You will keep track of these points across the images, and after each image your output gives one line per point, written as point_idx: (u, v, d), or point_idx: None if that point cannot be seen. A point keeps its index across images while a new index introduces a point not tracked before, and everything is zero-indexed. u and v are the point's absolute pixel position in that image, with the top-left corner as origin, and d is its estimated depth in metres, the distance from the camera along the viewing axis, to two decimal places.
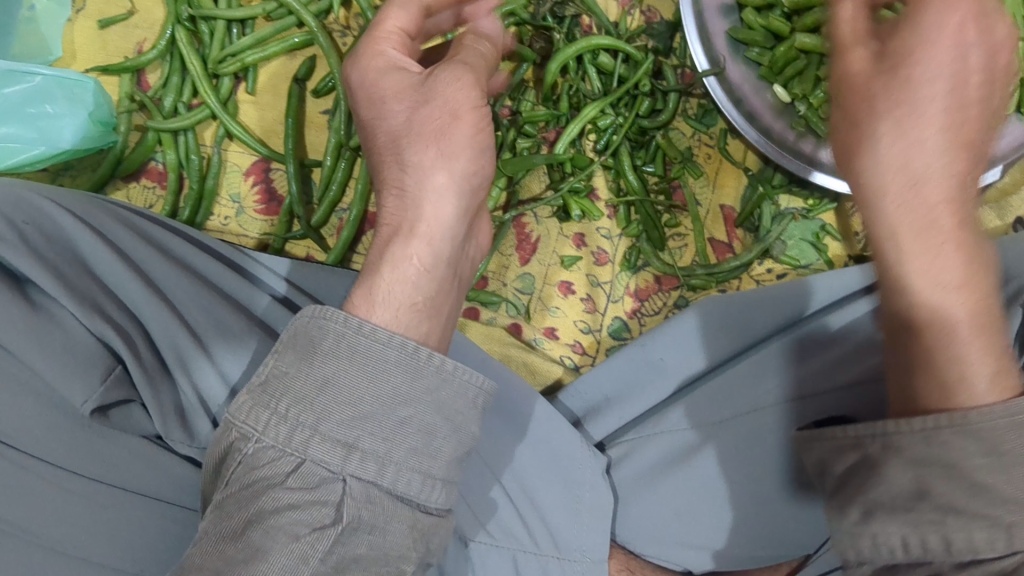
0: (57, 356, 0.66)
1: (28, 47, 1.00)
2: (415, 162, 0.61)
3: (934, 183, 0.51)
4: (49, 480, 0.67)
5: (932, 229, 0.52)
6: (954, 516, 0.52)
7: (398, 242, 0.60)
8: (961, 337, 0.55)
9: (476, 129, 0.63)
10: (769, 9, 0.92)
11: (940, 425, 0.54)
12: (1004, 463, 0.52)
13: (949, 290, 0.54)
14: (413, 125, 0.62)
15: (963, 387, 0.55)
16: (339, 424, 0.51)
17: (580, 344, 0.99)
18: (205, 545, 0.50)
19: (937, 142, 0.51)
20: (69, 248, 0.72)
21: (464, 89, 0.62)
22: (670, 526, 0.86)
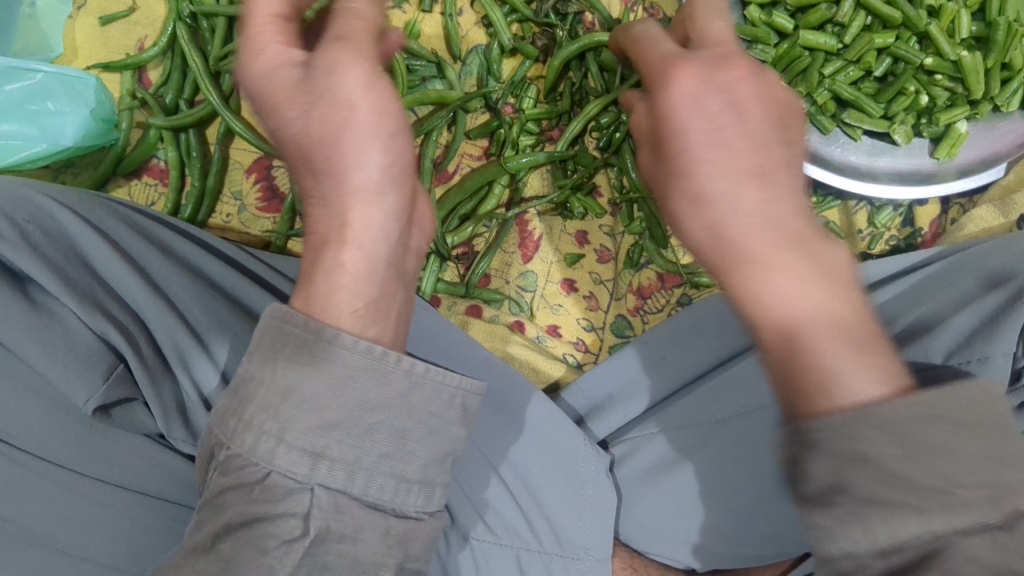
0: (58, 355, 0.66)
1: (30, 44, 1.00)
2: (325, 170, 0.54)
3: (744, 220, 0.53)
4: (48, 478, 0.66)
5: (741, 241, 0.53)
6: (875, 507, 0.45)
7: (328, 250, 0.54)
8: (827, 336, 0.51)
9: (379, 111, 0.53)
10: (773, 6, 0.91)
11: (841, 414, 0.47)
12: (914, 452, 0.45)
13: (804, 308, 0.51)
14: (310, 128, 0.54)
15: (826, 391, 0.49)
16: (305, 433, 0.49)
17: (583, 342, 0.99)
18: (178, 558, 0.50)
19: (721, 188, 0.53)
20: (70, 245, 0.72)
21: (353, 72, 0.52)
22: (673, 524, 0.86)
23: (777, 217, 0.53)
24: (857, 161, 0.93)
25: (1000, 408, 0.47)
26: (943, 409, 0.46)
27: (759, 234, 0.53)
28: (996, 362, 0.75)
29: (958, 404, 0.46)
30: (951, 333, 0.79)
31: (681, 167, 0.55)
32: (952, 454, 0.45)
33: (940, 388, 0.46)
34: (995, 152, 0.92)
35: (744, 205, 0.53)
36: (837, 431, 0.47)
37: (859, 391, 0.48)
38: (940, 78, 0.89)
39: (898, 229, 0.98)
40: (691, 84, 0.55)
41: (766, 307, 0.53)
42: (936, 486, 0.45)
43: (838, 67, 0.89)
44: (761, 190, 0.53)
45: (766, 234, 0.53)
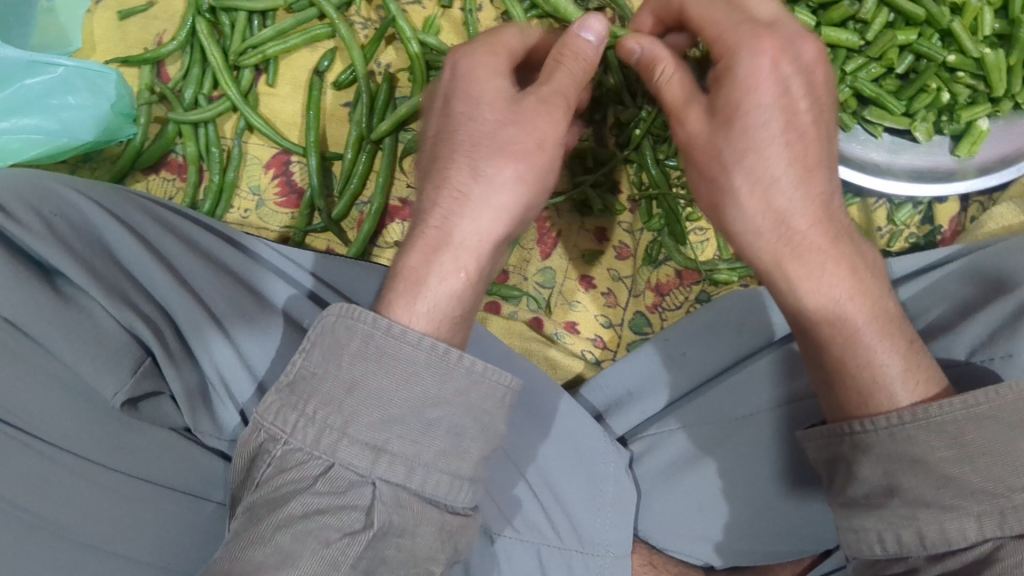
0: (86, 348, 0.66)
1: (48, 37, 1.00)
2: (470, 172, 0.59)
3: (800, 214, 0.59)
4: (76, 472, 0.66)
5: (794, 239, 0.59)
6: (924, 509, 0.53)
7: (441, 253, 0.58)
8: (869, 338, 0.59)
9: (548, 139, 0.60)
10: (797, 2, 0.92)
11: (904, 421, 0.54)
12: (968, 455, 0.52)
13: (846, 305, 0.59)
14: (492, 134, 0.59)
15: (883, 389, 0.57)
16: (368, 427, 0.52)
17: (601, 338, 0.99)
18: (233, 551, 0.50)
19: (789, 177, 0.58)
20: (96, 239, 0.71)
21: (557, 118, 0.60)
22: (692, 519, 0.86)
23: (814, 215, 0.59)
24: (878, 158, 0.94)
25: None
26: (997, 408, 0.52)
27: (811, 232, 0.59)
28: (1020, 360, 0.75)
29: (1004, 405, 0.52)
30: (975, 330, 0.79)
31: (716, 154, 0.61)
32: (1006, 456, 0.52)
33: (985, 392, 0.52)
34: (1017, 149, 0.92)
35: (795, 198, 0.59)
36: (889, 434, 0.55)
37: (897, 388, 0.57)
38: (963, 75, 0.88)
39: (918, 227, 0.98)
40: (781, 65, 0.58)
41: (814, 295, 0.60)
42: (994, 488, 0.52)
43: (860, 64, 0.89)
44: (822, 186, 0.59)
45: (814, 229, 0.59)
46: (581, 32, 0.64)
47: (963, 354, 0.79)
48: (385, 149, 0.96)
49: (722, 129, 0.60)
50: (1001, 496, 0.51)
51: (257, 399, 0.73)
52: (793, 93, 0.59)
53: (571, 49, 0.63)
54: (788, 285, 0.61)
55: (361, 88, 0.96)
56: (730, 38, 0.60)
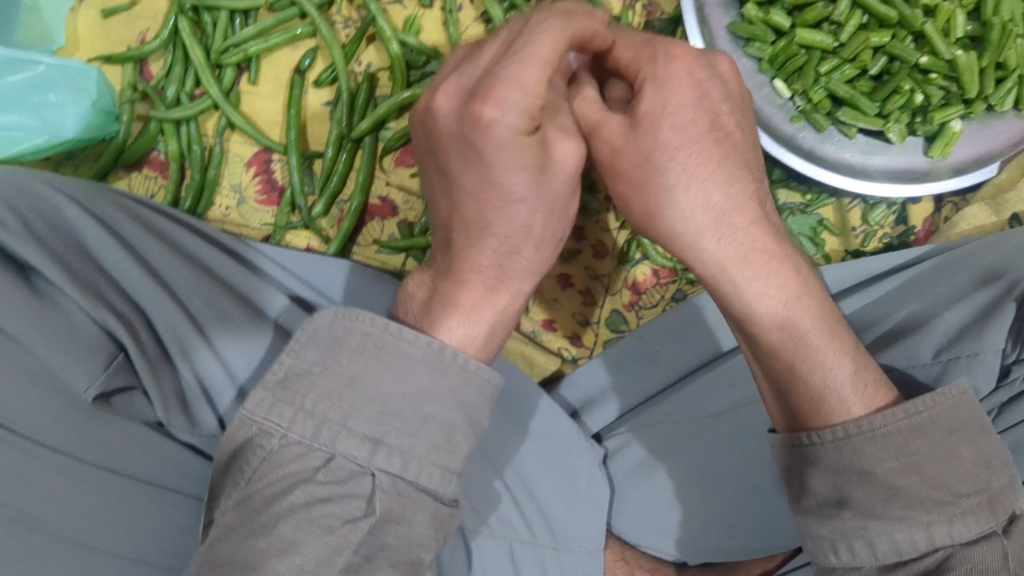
0: (60, 344, 0.67)
1: (31, 35, 1.01)
2: (521, 220, 0.59)
3: (737, 211, 0.59)
4: (51, 465, 0.67)
5: (731, 250, 0.59)
6: (875, 520, 0.56)
7: (473, 284, 0.60)
8: (810, 345, 0.60)
9: (576, 177, 0.60)
10: (771, 3, 0.92)
11: (850, 434, 0.57)
12: (914, 464, 0.55)
13: (790, 310, 0.60)
14: (519, 194, 0.57)
15: (832, 393, 0.60)
16: (366, 421, 0.52)
17: (577, 336, 1.01)
18: (234, 542, 0.50)
19: (714, 195, 0.58)
20: (72, 236, 0.72)
21: (573, 151, 0.58)
22: (660, 515, 0.87)
23: (736, 210, 0.59)
24: (852, 159, 0.94)
25: (977, 411, 0.57)
26: (932, 417, 0.56)
27: (746, 239, 0.59)
28: (987, 357, 0.77)
29: (941, 411, 0.56)
30: (940, 331, 0.81)
31: (649, 162, 0.58)
32: (949, 463, 0.55)
33: (923, 400, 0.56)
34: (989, 151, 0.93)
35: (705, 205, 0.58)
36: (841, 445, 0.57)
37: (848, 401, 0.59)
38: (935, 77, 0.89)
39: (892, 227, 0.99)
40: (699, 71, 0.59)
41: (748, 302, 0.60)
42: (940, 496, 0.55)
43: (834, 65, 0.90)
44: (742, 189, 0.59)
45: (733, 245, 0.59)
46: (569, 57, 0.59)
47: (930, 355, 0.80)
48: (365, 147, 0.97)
49: (638, 140, 0.58)
50: (949, 502, 0.55)
51: (236, 405, 0.74)
52: (707, 103, 0.59)
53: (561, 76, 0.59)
54: (732, 297, 0.61)
55: (341, 88, 0.97)
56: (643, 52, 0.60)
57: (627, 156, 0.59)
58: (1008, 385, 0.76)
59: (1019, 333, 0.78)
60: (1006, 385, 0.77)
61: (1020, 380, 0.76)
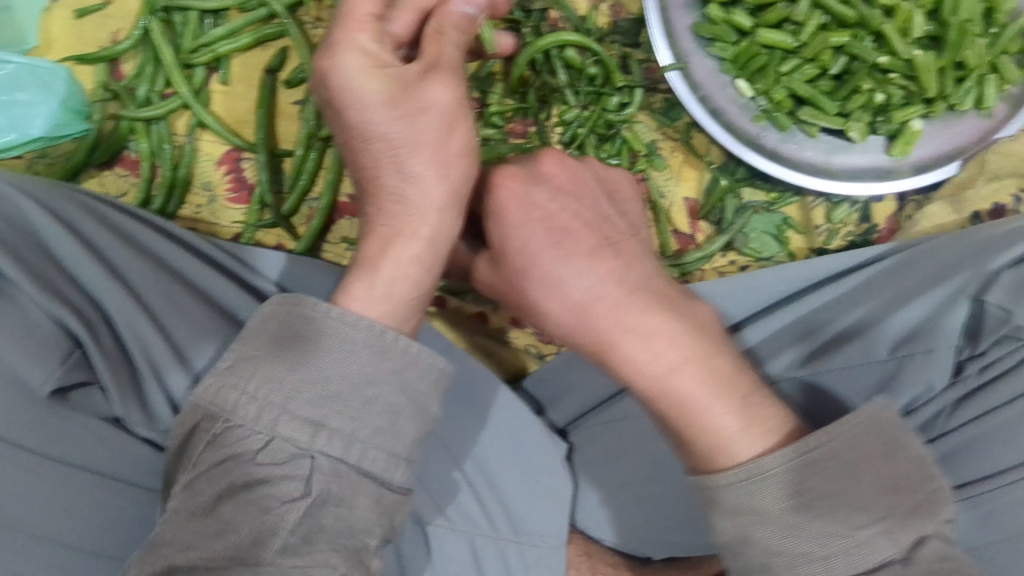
0: (16, 341, 0.68)
1: (5, 36, 1.02)
2: (402, 165, 0.61)
3: (597, 302, 0.62)
4: (7, 459, 0.67)
5: (590, 319, 0.62)
6: (777, 556, 0.55)
7: (378, 239, 0.63)
8: (699, 407, 0.60)
9: (459, 120, 0.62)
10: (733, 4, 0.93)
11: (738, 479, 0.57)
12: (808, 501, 0.55)
13: (665, 368, 0.61)
14: (405, 134, 0.60)
15: (724, 453, 0.59)
16: (308, 403, 0.54)
17: (545, 332, 1.00)
18: (176, 523, 0.53)
19: (574, 275, 0.63)
20: (32, 231, 0.73)
21: (445, 92, 0.62)
22: (622, 512, 0.88)
23: (597, 301, 0.62)
24: (814, 157, 0.95)
25: (889, 431, 0.57)
26: (834, 448, 0.56)
27: (608, 320, 0.62)
28: (939, 355, 0.78)
29: (840, 443, 0.56)
30: (897, 326, 0.81)
31: (525, 269, 0.65)
32: (847, 494, 0.55)
33: (817, 435, 0.56)
34: (950, 149, 0.93)
35: (568, 302, 0.63)
36: (739, 487, 0.56)
37: (739, 447, 0.58)
38: (894, 76, 0.91)
39: (855, 225, 1.00)
40: (519, 188, 0.66)
41: (642, 377, 0.62)
42: (838, 529, 0.54)
43: (795, 65, 0.92)
44: (611, 267, 0.63)
45: (604, 324, 0.62)
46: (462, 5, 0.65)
47: (886, 351, 0.80)
48: (334, 145, 0.98)
49: (518, 235, 0.65)
50: (847, 534, 0.54)
51: (190, 391, 0.74)
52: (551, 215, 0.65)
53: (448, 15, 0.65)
54: (624, 372, 0.62)
55: (310, 87, 0.97)
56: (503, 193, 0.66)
57: (518, 261, 0.65)
58: (962, 382, 0.78)
59: (974, 329, 0.80)
60: (959, 382, 0.78)
61: (972, 377, 0.78)
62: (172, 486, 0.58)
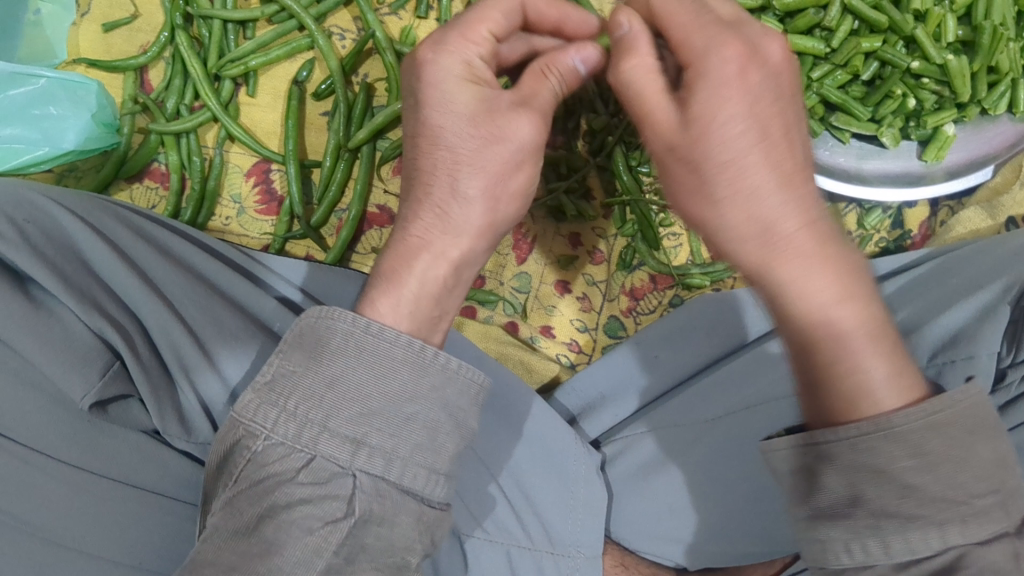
0: (57, 352, 0.67)
1: (34, 50, 1.02)
2: (476, 194, 0.60)
3: (785, 220, 0.54)
4: (46, 471, 0.68)
5: (770, 224, 0.54)
6: (889, 519, 0.53)
7: (421, 260, 0.60)
8: (852, 348, 0.55)
9: (534, 166, 0.62)
10: (763, 10, 0.92)
11: (865, 431, 0.54)
12: (930, 463, 0.53)
13: (839, 309, 0.55)
14: (478, 156, 0.59)
15: (867, 397, 0.55)
16: (348, 421, 0.53)
17: (576, 342, 1.01)
18: (217, 542, 0.51)
19: (767, 184, 0.54)
20: (70, 246, 0.73)
21: (530, 133, 0.60)
22: (661, 522, 0.87)
23: (784, 220, 0.54)
24: (846, 164, 0.95)
25: (989, 406, 0.55)
26: (952, 416, 0.53)
27: (794, 235, 0.54)
28: (981, 361, 0.77)
29: (960, 411, 0.53)
30: (936, 333, 0.80)
31: (728, 169, 0.54)
32: (966, 463, 0.53)
33: (941, 398, 0.53)
34: (984, 154, 0.93)
35: (774, 214, 0.54)
36: (852, 445, 0.54)
37: (883, 395, 0.55)
38: (927, 81, 0.90)
39: (888, 231, 0.99)
40: (741, 63, 0.53)
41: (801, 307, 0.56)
42: (955, 496, 0.52)
43: (825, 71, 0.91)
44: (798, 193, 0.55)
45: (800, 242, 0.54)
46: (573, 56, 0.63)
47: (925, 357, 0.80)
48: (363, 156, 0.98)
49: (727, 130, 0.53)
50: (962, 502, 0.52)
51: (230, 407, 0.75)
52: (762, 97, 0.54)
53: (559, 69, 0.63)
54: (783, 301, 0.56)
55: (338, 98, 0.97)
56: (698, 40, 0.54)
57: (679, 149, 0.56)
58: (1005, 389, 0.76)
59: (1013, 335, 0.77)
60: (1002, 389, 0.76)
61: (1016, 383, 0.75)
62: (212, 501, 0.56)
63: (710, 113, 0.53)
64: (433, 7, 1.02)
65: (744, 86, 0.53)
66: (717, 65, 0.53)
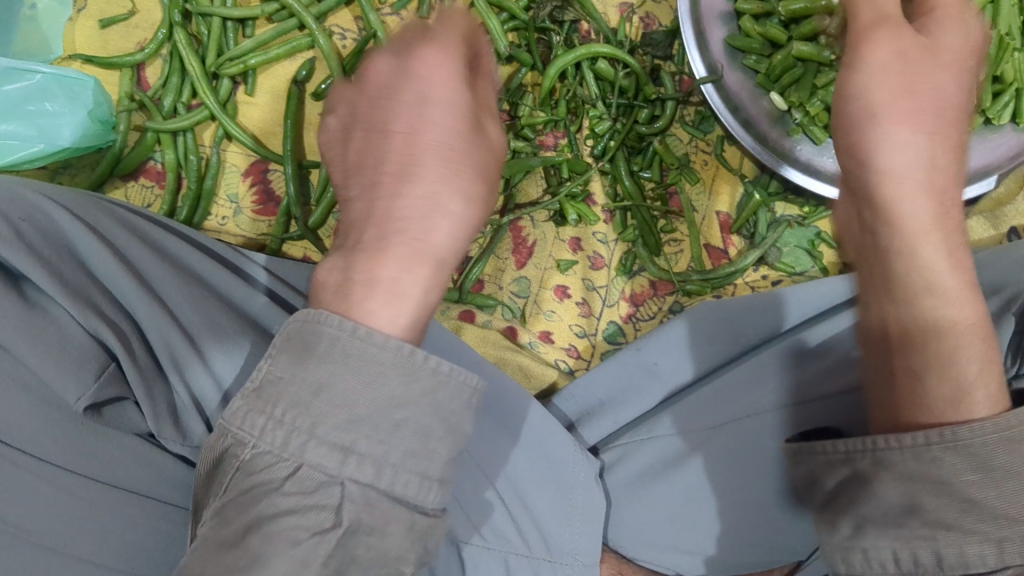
0: (50, 354, 0.66)
1: (29, 45, 1.01)
2: (405, 156, 0.55)
3: (911, 179, 0.58)
4: (36, 475, 0.67)
5: (932, 233, 0.59)
6: (944, 531, 0.56)
7: (388, 256, 0.54)
8: (965, 340, 0.61)
9: (457, 108, 0.56)
10: (766, 17, 0.92)
11: (930, 442, 0.57)
12: (995, 479, 0.55)
13: (964, 321, 0.61)
14: (400, 145, 0.56)
15: (964, 401, 0.59)
16: (334, 428, 0.51)
17: (575, 348, 1.00)
18: (202, 554, 0.50)
19: (935, 168, 0.58)
20: (66, 246, 0.72)
21: (445, 72, 0.56)
22: (665, 530, 0.84)
23: (940, 184, 0.59)
24: None
25: None
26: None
27: (914, 203, 0.58)
28: None
29: None
30: None
31: (875, 117, 0.58)
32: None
33: (1019, 417, 0.55)
34: (989, 164, 0.91)
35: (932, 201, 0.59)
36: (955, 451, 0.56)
37: (973, 401, 0.59)
38: None
39: None
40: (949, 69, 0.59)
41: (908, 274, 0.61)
42: (1018, 515, 0.54)
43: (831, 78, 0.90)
44: (937, 195, 0.59)
45: (935, 227, 0.59)
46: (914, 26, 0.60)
47: None
48: None
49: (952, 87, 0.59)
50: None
51: (222, 407, 0.74)
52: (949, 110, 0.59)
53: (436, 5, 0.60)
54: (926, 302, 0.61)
55: None
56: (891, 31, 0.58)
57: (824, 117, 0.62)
58: None
59: (1018, 347, 0.78)
60: None
61: None
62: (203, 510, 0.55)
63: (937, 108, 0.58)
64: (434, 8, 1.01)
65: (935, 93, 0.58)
66: (938, 75, 0.58)
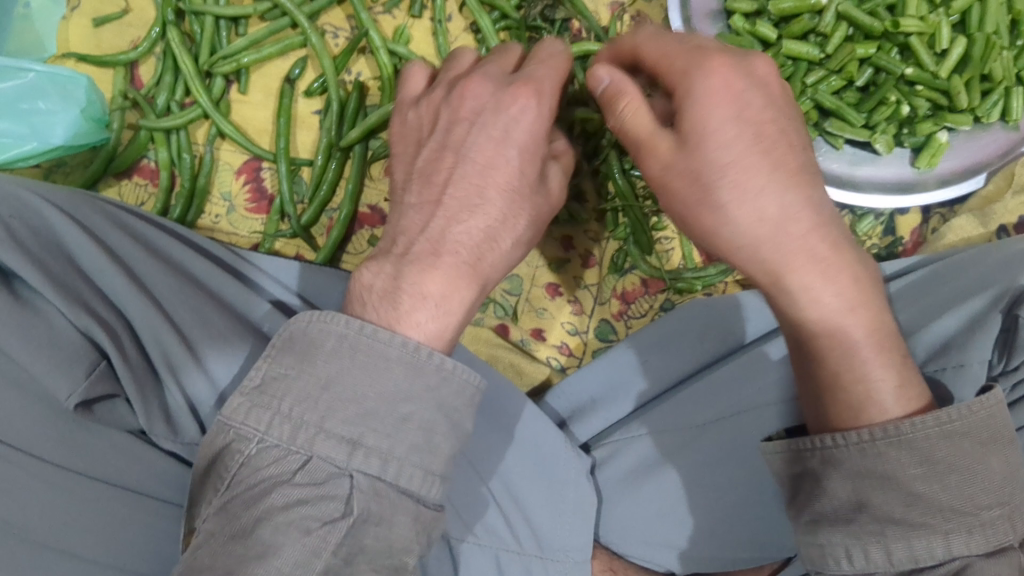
0: (43, 352, 0.66)
1: (24, 44, 1.02)
2: (476, 190, 0.64)
3: (794, 218, 0.59)
4: (30, 472, 0.67)
5: (800, 250, 0.59)
6: (892, 526, 0.57)
7: (437, 274, 0.61)
8: (866, 351, 0.61)
9: (528, 152, 0.65)
10: (756, 16, 0.93)
11: (876, 438, 0.58)
12: (938, 472, 0.57)
13: (853, 322, 0.61)
14: (444, 172, 0.66)
15: (874, 404, 0.61)
16: (343, 422, 0.52)
17: (566, 345, 1.01)
18: (214, 546, 0.50)
19: (780, 192, 0.58)
20: (59, 244, 0.73)
21: (523, 110, 0.65)
22: (656, 525, 0.86)
23: (794, 217, 0.59)
24: (839, 169, 0.94)
25: (1002, 423, 0.58)
26: (967, 426, 0.57)
27: (796, 241, 0.59)
28: (972, 369, 0.77)
29: (976, 422, 0.57)
30: (929, 340, 0.81)
31: (708, 178, 0.59)
32: (974, 477, 0.57)
33: (958, 409, 0.57)
34: (976, 162, 0.93)
35: (784, 233, 0.59)
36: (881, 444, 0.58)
37: (884, 403, 0.61)
38: (921, 89, 0.90)
39: (880, 237, 0.99)
40: (734, 81, 0.58)
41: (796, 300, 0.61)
42: (962, 506, 0.56)
43: (820, 76, 0.91)
44: (801, 213, 0.59)
45: (793, 254, 0.60)
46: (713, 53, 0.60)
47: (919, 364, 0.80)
48: (354, 155, 0.97)
49: (779, 120, 0.60)
50: (969, 513, 0.56)
51: (216, 410, 0.74)
52: (762, 119, 0.59)
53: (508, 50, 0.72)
54: (813, 321, 0.62)
55: (331, 96, 0.97)
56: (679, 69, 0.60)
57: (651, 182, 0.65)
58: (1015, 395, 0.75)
59: (1005, 342, 0.77)
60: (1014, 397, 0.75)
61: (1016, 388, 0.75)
62: (198, 507, 0.56)
63: (746, 146, 0.58)
64: (427, 6, 1.02)
65: (737, 128, 0.58)
66: (718, 109, 0.58)
